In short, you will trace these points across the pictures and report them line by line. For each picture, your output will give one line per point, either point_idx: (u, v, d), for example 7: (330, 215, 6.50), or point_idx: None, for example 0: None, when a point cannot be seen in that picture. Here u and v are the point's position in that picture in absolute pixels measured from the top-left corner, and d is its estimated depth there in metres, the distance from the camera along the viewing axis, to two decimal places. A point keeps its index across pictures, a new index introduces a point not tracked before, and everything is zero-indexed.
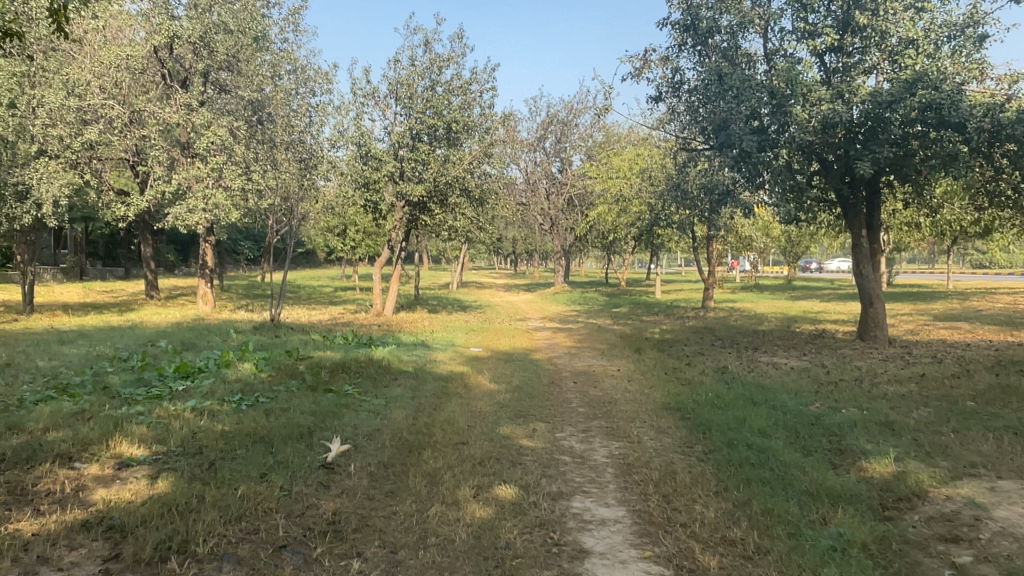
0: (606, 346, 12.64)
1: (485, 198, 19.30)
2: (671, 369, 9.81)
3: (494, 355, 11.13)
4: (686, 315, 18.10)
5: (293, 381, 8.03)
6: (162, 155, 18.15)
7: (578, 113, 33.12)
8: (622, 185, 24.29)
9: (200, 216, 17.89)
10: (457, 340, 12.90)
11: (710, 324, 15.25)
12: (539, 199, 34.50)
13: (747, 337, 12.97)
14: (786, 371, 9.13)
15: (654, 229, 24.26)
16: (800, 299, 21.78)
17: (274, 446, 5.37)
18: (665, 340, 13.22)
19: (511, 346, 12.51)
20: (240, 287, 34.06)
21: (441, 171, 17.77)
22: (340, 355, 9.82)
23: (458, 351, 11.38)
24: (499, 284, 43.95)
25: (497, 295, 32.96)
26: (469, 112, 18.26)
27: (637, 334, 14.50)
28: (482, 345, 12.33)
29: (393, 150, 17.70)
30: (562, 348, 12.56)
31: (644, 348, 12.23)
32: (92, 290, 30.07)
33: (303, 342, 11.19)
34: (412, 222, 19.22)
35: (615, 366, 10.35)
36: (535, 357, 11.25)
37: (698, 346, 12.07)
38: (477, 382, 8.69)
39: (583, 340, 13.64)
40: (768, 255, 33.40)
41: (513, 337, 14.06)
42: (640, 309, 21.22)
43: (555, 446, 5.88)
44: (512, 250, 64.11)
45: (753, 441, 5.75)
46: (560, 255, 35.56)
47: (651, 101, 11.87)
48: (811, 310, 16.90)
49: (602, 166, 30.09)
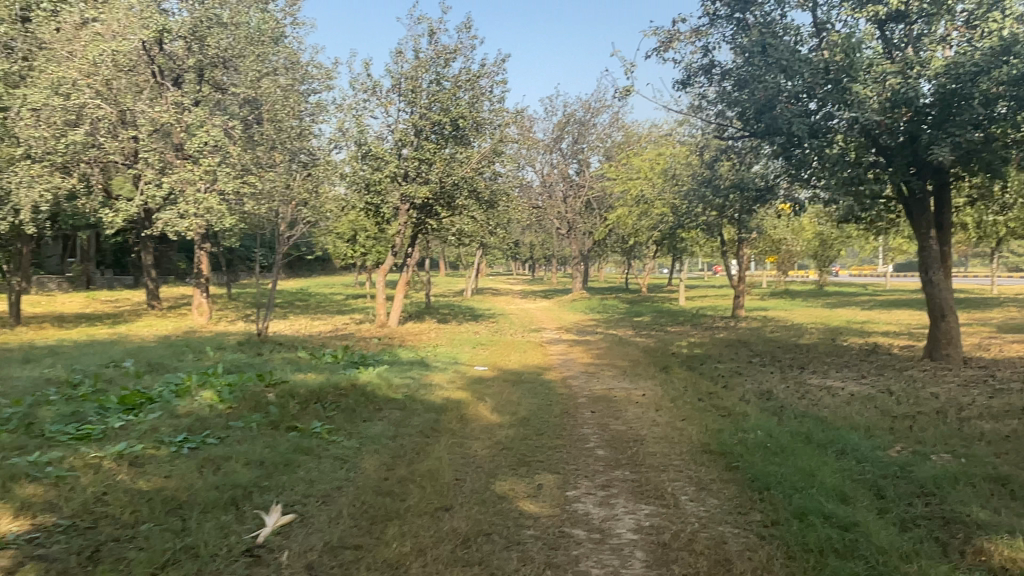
0: (628, 363, 11.21)
1: (497, 200, 17.96)
2: (705, 394, 8.39)
3: (500, 376, 9.76)
4: (715, 325, 16.59)
5: (254, 415, 6.73)
6: (152, 157, 17.08)
7: (596, 112, 31.77)
8: (644, 186, 22.86)
9: (192, 221, 16.74)
10: (461, 358, 11.55)
11: (744, 336, 13.73)
12: (556, 202, 33.19)
13: (789, 352, 11.47)
14: (847, 398, 7.69)
15: (678, 232, 22.78)
16: (838, 307, 20.12)
17: (191, 520, 4.05)
18: (695, 356, 11.74)
19: (521, 364, 11.12)
20: (248, 295, 33.13)
21: (448, 171, 16.42)
22: (322, 379, 8.51)
23: (461, 371, 10.02)
24: (516, 291, 42.60)
25: (512, 303, 31.66)
26: (478, 107, 17.00)
27: (663, 348, 13.04)
28: (488, 364, 10.96)
29: (396, 149, 16.44)
30: (579, 366, 11.18)
31: (672, 366, 10.79)
32: (96, 299, 29.25)
33: (284, 361, 9.90)
34: (419, 226, 17.93)
35: (639, 389, 8.92)
36: (547, 378, 9.87)
37: (734, 365, 10.61)
38: (476, 412, 7.32)
39: (602, 356, 12.21)
40: (798, 260, 31.69)
41: (525, 352, 12.69)
42: (664, 319, 19.74)
43: (566, 513, 4.48)
44: (529, 255, 62.76)
45: (830, 510, 4.31)
46: (579, 260, 34.13)
47: (677, 86, 10.50)
48: (855, 320, 15.30)
49: (622, 167, 28.66)
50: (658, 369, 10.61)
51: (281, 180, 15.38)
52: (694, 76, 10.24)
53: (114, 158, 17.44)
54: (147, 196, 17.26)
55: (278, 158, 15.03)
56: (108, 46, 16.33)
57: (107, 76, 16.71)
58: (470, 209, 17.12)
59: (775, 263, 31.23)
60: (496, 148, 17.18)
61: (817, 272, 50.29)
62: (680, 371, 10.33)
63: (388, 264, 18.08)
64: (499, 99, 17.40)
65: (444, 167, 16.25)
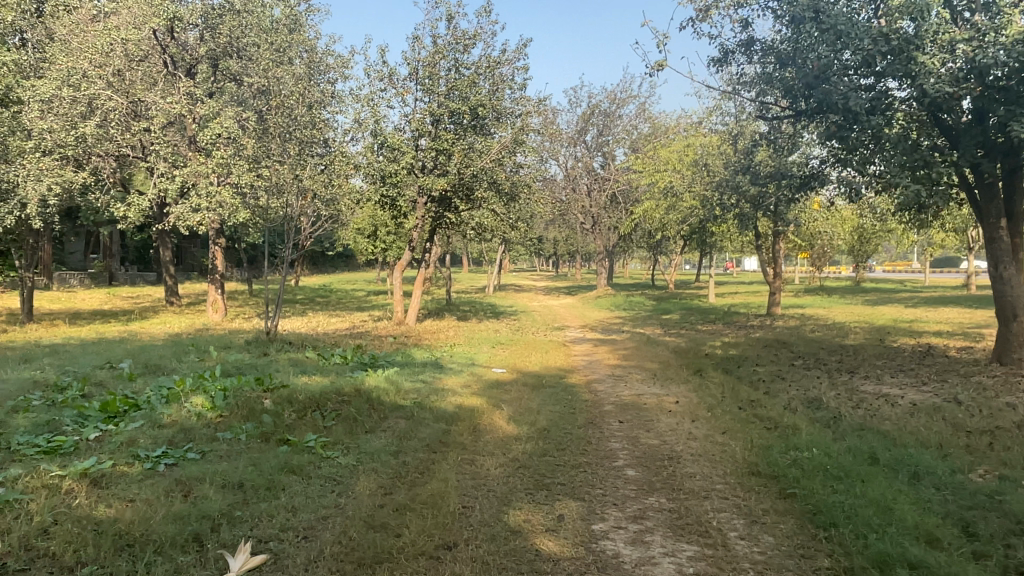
0: (658, 365, 10.40)
1: (518, 193, 17.20)
2: (745, 403, 7.60)
3: (519, 380, 9.02)
4: (749, 324, 15.66)
5: (245, 424, 6.08)
6: (164, 149, 16.61)
7: (621, 103, 30.84)
8: (672, 177, 21.93)
9: (203, 215, 16.26)
10: (479, 359, 10.83)
11: (781, 336, 12.82)
12: (580, 196, 32.34)
13: (834, 354, 10.57)
14: (907, 409, 6.86)
15: (709, 226, 21.83)
16: (879, 304, 19.03)
17: (141, 564, 3.37)
18: (731, 358, 10.89)
19: (542, 366, 10.37)
20: (269, 292, 32.81)
21: (467, 162, 15.67)
22: (325, 383, 7.85)
23: (477, 373, 9.30)
24: (540, 287, 41.86)
25: (535, 299, 30.93)
26: (499, 96, 16.25)
27: (695, 348, 12.19)
28: (507, 366, 10.22)
29: (412, 140, 15.74)
30: (604, 368, 10.40)
31: (707, 369, 9.97)
32: (116, 296, 29.07)
33: (289, 363, 9.26)
34: (437, 220, 17.24)
35: (671, 396, 8.11)
36: (572, 382, 9.11)
37: (775, 368, 9.76)
38: (491, 422, 6.59)
39: (630, 357, 11.41)
40: (832, 255, 30.47)
41: (547, 353, 11.94)
42: (694, 316, 18.82)
43: (593, 556, 3.73)
44: (553, 251, 61.94)
45: (919, 558, 3.50)
46: (603, 255, 33.23)
47: (713, 64, 9.65)
48: (901, 319, 14.29)
49: (649, 159, 27.72)
50: (693, 372, 9.82)
51: (291, 171, 14.76)
52: (731, 53, 9.40)
53: (126, 151, 17.02)
54: (159, 190, 16.81)
55: (286, 145, 14.39)
56: (117, 35, 15.86)
57: (117, 65, 16.25)
58: (489, 202, 16.40)
59: (809, 258, 30.07)
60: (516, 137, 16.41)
61: (850, 268, 48.75)
62: (715, 375, 9.51)
63: (406, 260, 17.42)
64: (521, 87, 16.64)
65: (462, 158, 15.50)
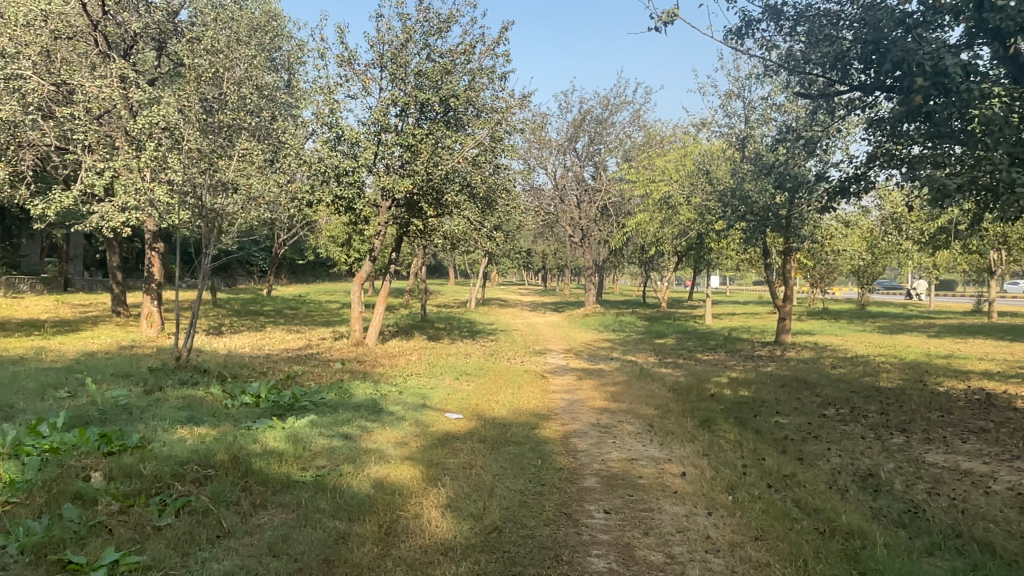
0: (655, 411, 8.33)
1: (496, 199, 15.09)
2: (778, 483, 5.56)
3: (476, 432, 6.95)
4: (755, 354, 13.61)
5: (31, 523, 3.96)
6: (92, 138, 14.54)
7: (615, 109, 28.98)
8: (668, 188, 20.01)
9: (132, 215, 14.11)
10: (433, 398, 8.71)
11: (800, 374, 10.76)
12: (568, 208, 30.41)
13: (873, 401, 8.53)
14: (1010, 506, 4.85)
15: (708, 241, 19.88)
16: (897, 334, 17.02)
17: None
18: (744, 402, 8.81)
19: (510, 410, 8.27)
20: (234, 304, 30.70)
21: (436, 161, 13.43)
22: (206, 440, 5.76)
23: (424, 422, 7.19)
24: (526, 303, 39.79)
25: (519, 316, 28.87)
26: (477, 88, 14.23)
27: (698, 386, 10.12)
28: (466, 409, 8.11)
29: (375, 138, 13.62)
30: (587, 413, 8.36)
31: (717, 420, 7.89)
32: (65, 304, 26.76)
33: (178, 406, 7.13)
34: (404, 228, 15.13)
35: (675, 464, 6.06)
36: (545, 437, 7.01)
37: (802, 420, 7.68)
38: (416, 515, 4.52)
39: (622, 397, 9.33)
40: (836, 277, 28.60)
41: (520, 389, 9.87)
42: (691, 342, 16.78)
43: None
44: (541, 264, 60.00)
45: None
46: (593, 271, 31.23)
47: (732, 36, 7.67)
48: (934, 355, 12.26)
49: (643, 169, 25.81)
50: (699, 423, 7.76)
51: (227, 165, 12.61)
52: (754, 23, 7.44)
53: (48, 141, 14.89)
54: (88, 185, 14.73)
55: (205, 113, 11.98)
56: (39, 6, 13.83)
57: (43, 43, 14.26)
58: (462, 208, 14.25)
59: (812, 280, 28.20)
60: (495, 136, 14.22)
61: (848, 291, 47.05)
62: (729, 430, 7.44)
63: (368, 271, 15.21)
64: (503, 80, 14.62)
65: (430, 156, 13.32)
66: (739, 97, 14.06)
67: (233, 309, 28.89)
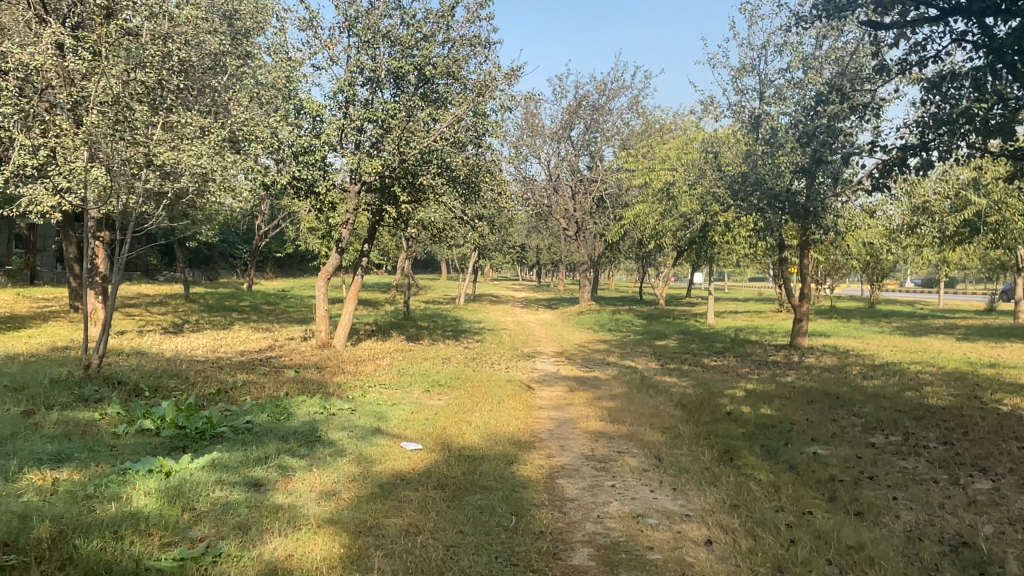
0: (662, 438, 6.73)
1: (479, 183, 13.44)
2: (844, 560, 3.99)
3: (433, 471, 5.37)
4: (770, 360, 12.05)
5: None
6: (22, 111, 12.76)
7: (612, 95, 27.39)
8: (670, 176, 18.48)
9: (64, 199, 12.41)
10: (390, 419, 7.11)
11: (828, 386, 9.22)
12: (563, 199, 28.81)
13: (930, 425, 6.95)
14: None
15: (713, 235, 18.32)
16: (921, 335, 15.47)
17: None
18: (769, 425, 7.24)
19: (483, 436, 6.67)
20: (210, 300, 29.16)
21: (407, 138, 11.72)
22: (49, 496, 4.16)
23: (368, 458, 5.57)
24: (519, 300, 38.19)
25: (510, 314, 27.28)
26: (459, 58, 12.60)
27: (711, 402, 8.56)
28: (427, 436, 6.53)
29: (340, 114, 11.97)
30: (578, 439, 6.80)
31: (742, 451, 6.30)
32: (26, 299, 25.07)
33: (51, 436, 5.52)
34: (376, 217, 13.53)
35: (695, 525, 4.49)
36: (524, 479, 5.41)
37: (850, 453, 6.13)
38: None
39: (621, 417, 7.72)
40: (846, 274, 27.00)
41: (499, 404, 8.30)
42: (694, 345, 15.19)
43: None
44: (535, 259, 58.45)
45: None
46: (587, 266, 29.66)
47: None
48: (977, 362, 10.73)
49: (642, 158, 24.23)
50: (720, 456, 6.18)
51: (170, 141, 10.92)
52: None
53: None
54: (19, 166, 12.97)
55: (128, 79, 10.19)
56: None
57: None
58: (439, 193, 12.59)
59: (819, 277, 26.69)
60: (478, 111, 12.57)
61: (855, 289, 45.24)
62: (758, 466, 5.87)
63: (334, 265, 13.52)
64: (488, 51, 12.99)
65: (403, 134, 11.63)
66: (755, 69, 12.46)
67: (205, 305, 27.23)
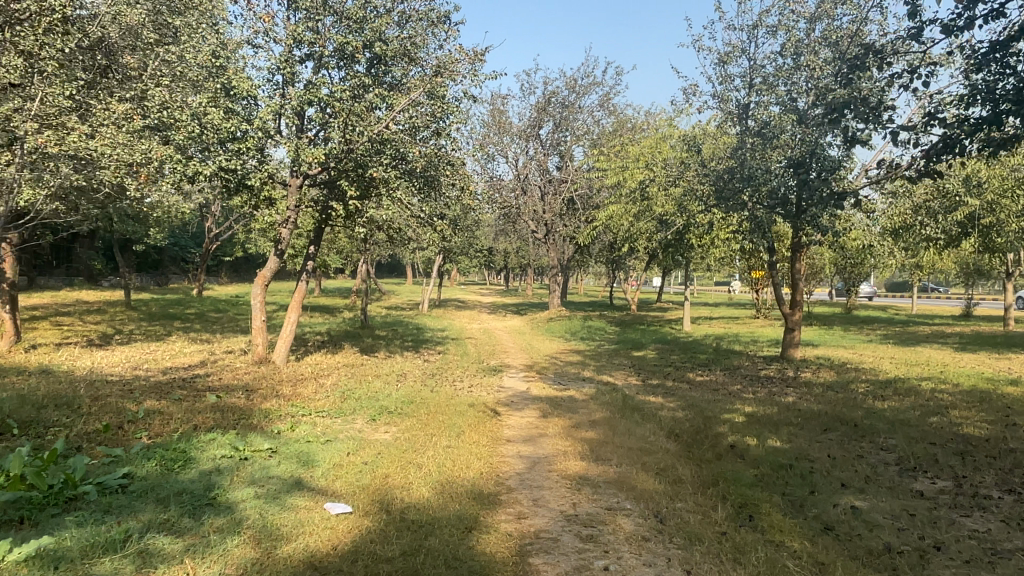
0: (658, 486, 5.39)
1: (439, 178, 12.02)
2: None
3: (361, 554, 3.92)
4: (763, 375, 10.84)
5: None
6: None
7: (583, 92, 26.18)
8: (646, 174, 17.28)
9: None
10: (318, 465, 5.65)
11: (839, 410, 7.97)
12: (531, 200, 27.51)
13: (983, 466, 5.72)
14: None
15: (692, 237, 17.16)
16: (914, 345, 14.52)
17: None
18: (784, 464, 5.95)
19: (434, 488, 5.25)
20: (153, 307, 27.17)
21: (354, 123, 10.23)
22: None
23: (274, 534, 4.12)
24: (486, 305, 36.82)
25: (476, 321, 25.79)
26: (414, 37, 11.24)
27: (709, 430, 7.25)
28: (363, 489, 5.10)
29: (277, 97, 10.51)
30: (554, 487, 5.42)
31: (761, 506, 4.99)
32: None
33: None
34: (324, 215, 12.01)
35: None
36: (485, 559, 3.99)
37: (899, 511, 4.86)
38: None
39: (606, 454, 6.36)
40: (822, 278, 26.23)
41: (457, 437, 6.84)
42: (675, 356, 13.95)
43: None
44: (503, 263, 57.22)
45: None
46: (557, 271, 28.46)
47: None
48: (993, 378, 9.66)
49: (614, 156, 23.06)
50: (735, 514, 4.86)
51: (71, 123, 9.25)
52: None
53: None
54: None
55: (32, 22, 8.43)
56: None
57: None
58: (393, 188, 11.11)
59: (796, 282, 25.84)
60: (436, 94, 11.17)
61: (826, 293, 45.16)
62: (788, 531, 4.56)
63: (270, 269, 11.87)
64: (449, 29, 11.64)
65: (348, 118, 10.20)
66: (743, 53, 11.29)
67: (146, 312, 25.17)
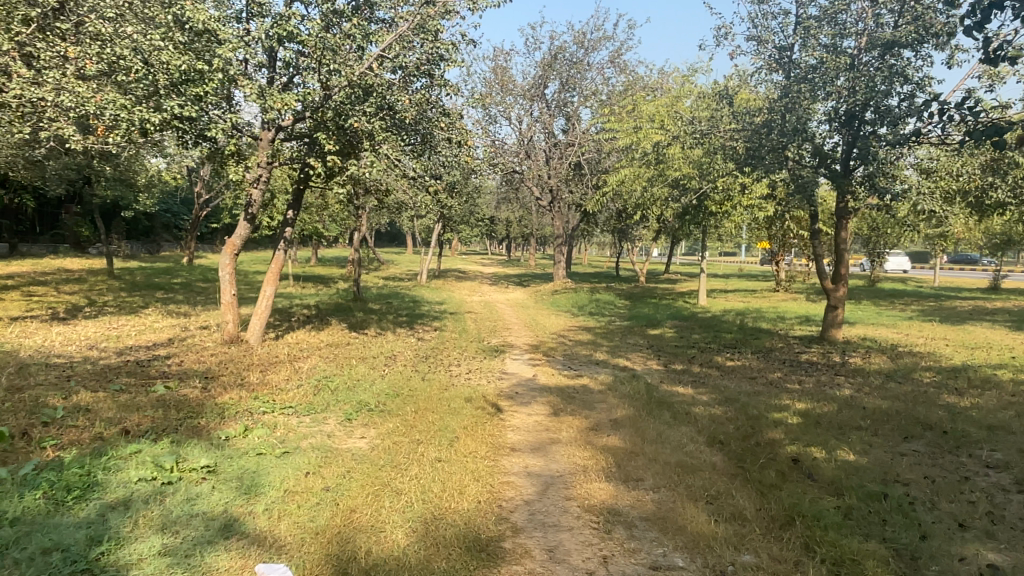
0: (714, 528, 4.02)
1: (433, 132, 10.46)
2: None
3: None
4: (803, 361, 9.46)
5: None
6: None
7: (592, 47, 24.37)
8: (663, 134, 15.70)
9: None
10: (265, 494, 4.26)
11: (913, 409, 6.58)
12: (536, 165, 25.88)
13: None
14: None
15: (712, 203, 15.62)
16: (961, 323, 13.09)
17: None
18: (874, 491, 4.58)
19: (417, 530, 3.89)
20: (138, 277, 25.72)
21: (330, 63, 8.70)
22: None
23: None
24: (488, 276, 35.36)
25: (477, 293, 24.41)
26: None
27: (760, 437, 5.87)
28: (319, 535, 3.73)
29: (242, 33, 8.93)
30: (575, 527, 4.06)
31: (863, 563, 3.62)
32: None
33: None
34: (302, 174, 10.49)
35: None
36: None
37: None
38: None
39: (638, 473, 4.99)
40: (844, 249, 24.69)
41: (448, 447, 5.44)
42: (697, 335, 12.57)
43: None
44: (505, 232, 55.63)
45: None
46: (561, 240, 26.97)
47: None
48: None
49: (625, 117, 21.41)
50: None
51: None
52: None
53: None
54: None
55: None
56: None
57: None
58: (380, 142, 9.60)
59: None
60: (427, 30, 9.59)
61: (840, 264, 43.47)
62: None
63: (240, 236, 10.39)
64: None
65: (323, 57, 8.65)
66: None
67: (130, 282, 23.80)
